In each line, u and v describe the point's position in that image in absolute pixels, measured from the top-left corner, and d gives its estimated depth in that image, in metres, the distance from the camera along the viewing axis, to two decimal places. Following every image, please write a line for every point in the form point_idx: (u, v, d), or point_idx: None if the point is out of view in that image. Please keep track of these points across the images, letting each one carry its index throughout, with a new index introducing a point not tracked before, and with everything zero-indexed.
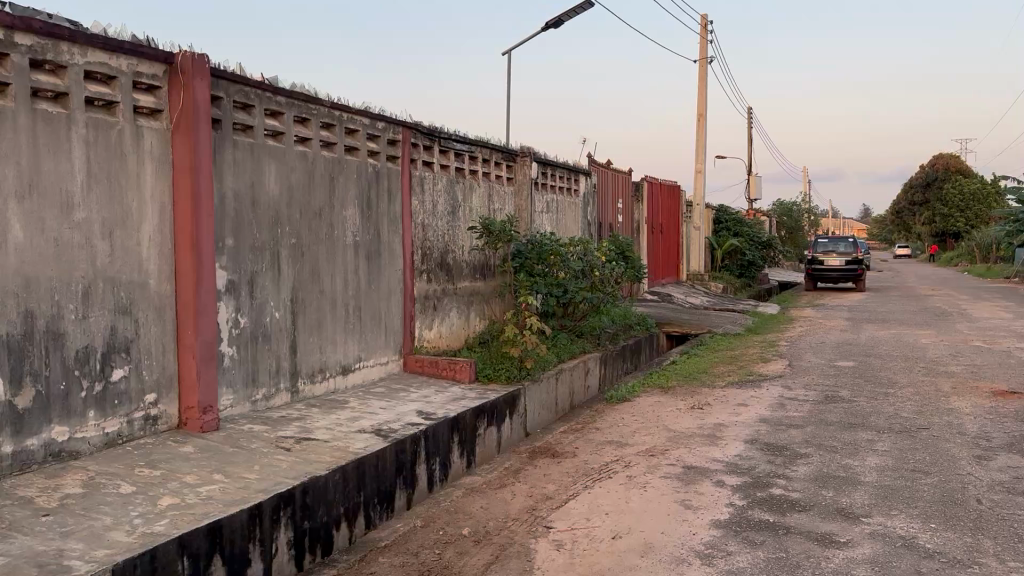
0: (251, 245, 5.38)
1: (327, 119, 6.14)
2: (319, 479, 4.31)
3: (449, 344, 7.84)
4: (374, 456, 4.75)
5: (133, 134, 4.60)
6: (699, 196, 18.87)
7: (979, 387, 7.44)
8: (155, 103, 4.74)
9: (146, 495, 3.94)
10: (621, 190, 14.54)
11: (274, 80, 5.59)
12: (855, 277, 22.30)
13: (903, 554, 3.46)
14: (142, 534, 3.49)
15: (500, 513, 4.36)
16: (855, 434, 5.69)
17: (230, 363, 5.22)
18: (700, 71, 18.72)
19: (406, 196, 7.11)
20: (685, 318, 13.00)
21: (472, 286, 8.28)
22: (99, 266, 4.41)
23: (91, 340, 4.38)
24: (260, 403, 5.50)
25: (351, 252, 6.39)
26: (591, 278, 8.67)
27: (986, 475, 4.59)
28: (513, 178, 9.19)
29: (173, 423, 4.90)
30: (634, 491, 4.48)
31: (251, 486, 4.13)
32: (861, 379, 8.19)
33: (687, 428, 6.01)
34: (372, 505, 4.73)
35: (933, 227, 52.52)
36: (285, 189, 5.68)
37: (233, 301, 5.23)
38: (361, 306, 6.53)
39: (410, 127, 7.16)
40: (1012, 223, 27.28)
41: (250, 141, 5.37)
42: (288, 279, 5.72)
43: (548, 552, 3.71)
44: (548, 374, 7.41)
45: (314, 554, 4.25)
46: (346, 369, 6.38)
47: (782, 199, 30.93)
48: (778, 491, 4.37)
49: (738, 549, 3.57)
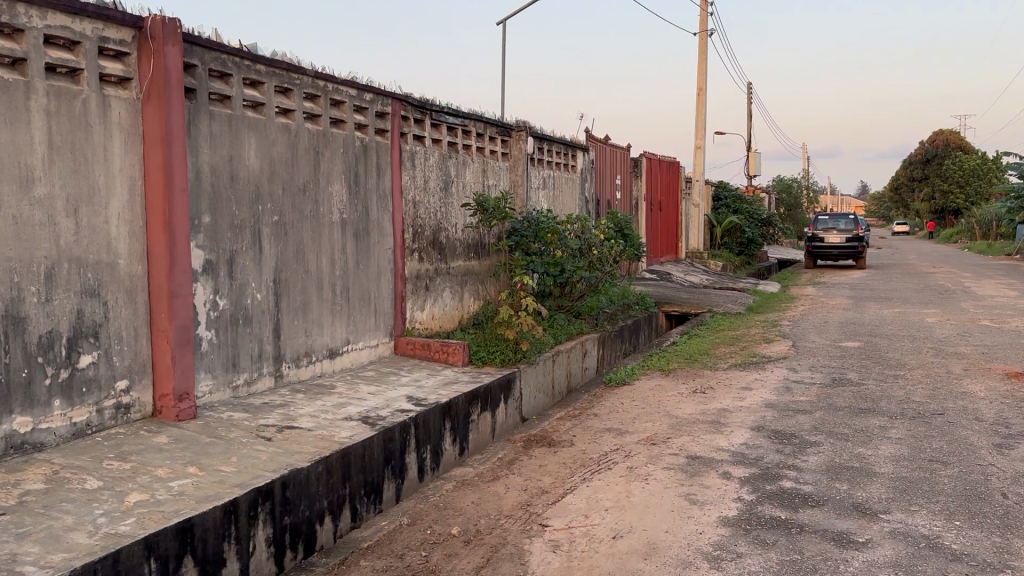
0: (230, 222, 5.08)
1: (311, 89, 5.82)
2: (300, 472, 4.04)
3: (442, 326, 7.58)
4: (361, 446, 4.48)
5: (99, 104, 4.28)
6: (699, 172, 18.57)
7: (992, 369, 7.18)
8: (124, 71, 4.42)
9: (113, 491, 3.66)
10: (620, 166, 14.26)
11: (253, 47, 5.25)
12: (856, 254, 22.00)
13: (929, 557, 3.20)
14: (105, 535, 3.21)
15: (493, 510, 4.10)
16: (867, 420, 5.43)
17: (209, 347, 4.94)
18: (700, 44, 18.35)
19: (397, 170, 6.80)
20: (685, 298, 12.69)
21: (466, 266, 7.99)
22: (64, 245, 4.11)
23: (56, 324, 4.09)
24: (241, 390, 5.23)
25: (337, 230, 6.09)
26: (590, 257, 8.39)
27: (1009, 466, 4.33)
28: (509, 153, 8.88)
29: (147, 411, 4.63)
30: (636, 484, 4.23)
31: (227, 480, 3.85)
32: (868, 360, 7.92)
33: (690, 414, 5.76)
34: (359, 497, 4.47)
35: (932, 205, 52.22)
36: (266, 163, 5.37)
37: (211, 282, 4.94)
38: (349, 286, 6.24)
39: (400, 99, 6.84)
40: (1012, 199, 26.84)
41: (228, 113, 5.06)
42: (271, 258, 5.43)
43: (544, 554, 3.45)
44: (544, 357, 7.13)
45: (295, 552, 3.99)
46: (332, 353, 6.10)
47: (781, 176, 30.63)
48: (789, 484, 4.11)
49: (749, 550, 3.31)
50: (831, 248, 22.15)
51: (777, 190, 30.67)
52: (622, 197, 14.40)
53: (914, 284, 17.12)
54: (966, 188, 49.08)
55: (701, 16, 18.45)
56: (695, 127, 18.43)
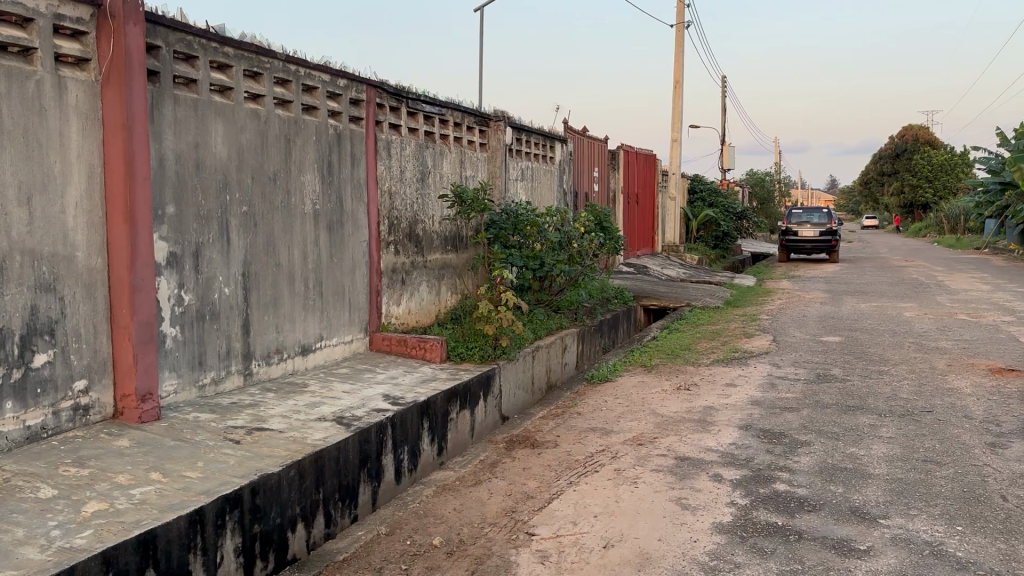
0: (196, 213, 4.82)
1: (282, 74, 5.57)
2: (271, 478, 3.81)
3: (419, 321, 7.36)
4: (335, 448, 4.26)
5: (54, 87, 4.02)
6: (675, 164, 18.46)
7: (975, 364, 7.11)
8: (81, 51, 4.15)
9: (68, 500, 3.40)
10: (598, 158, 14.08)
11: (221, 28, 4.99)
12: (830, 248, 22.07)
13: (933, 565, 3.06)
14: (59, 550, 2.96)
15: (475, 517, 3.91)
16: (856, 418, 5.31)
17: (174, 344, 4.70)
18: (678, 36, 18.24)
19: (372, 160, 6.56)
20: (663, 291, 12.57)
21: (443, 259, 7.76)
22: (16, 237, 3.85)
23: (7, 321, 3.83)
24: (208, 389, 4.98)
25: (310, 221, 5.85)
26: (569, 250, 8.21)
27: (1005, 466, 4.21)
28: (486, 144, 8.67)
29: (107, 413, 4.37)
30: (625, 488, 4.05)
31: (192, 487, 3.62)
32: (850, 355, 7.82)
33: (676, 412, 5.59)
34: (333, 502, 4.25)
35: (902, 199, 52.70)
36: (234, 151, 5.11)
37: (176, 276, 4.69)
38: (322, 280, 6.01)
39: (375, 85, 6.60)
40: (981, 194, 27.03)
41: (194, 97, 4.80)
42: (239, 251, 5.18)
43: (532, 565, 3.26)
44: (524, 353, 6.94)
45: (265, 562, 3.77)
46: (305, 349, 5.87)
47: (754, 170, 30.66)
48: (782, 487, 3.96)
49: (747, 560, 3.14)
50: (805, 242, 22.16)
51: (750, 183, 30.63)
52: (600, 189, 14.20)
53: (887, 277, 17.19)
54: (935, 182, 49.58)
55: (677, 6, 18.31)
56: (671, 120, 18.31)
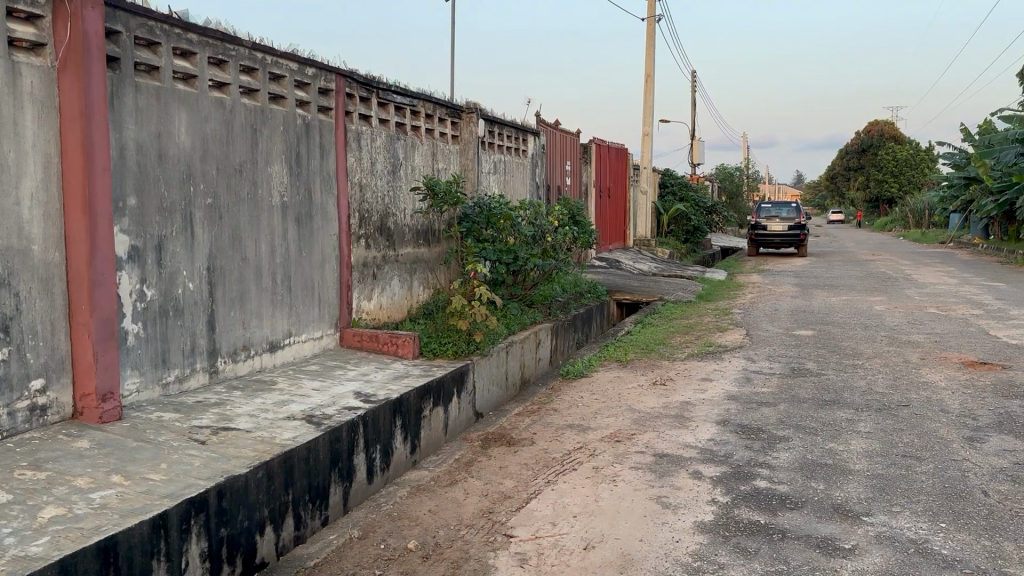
0: (158, 205, 4.65)
1: (247, 62, 5.39)
2: (238, 479, 3.66)
3: (390, 316, 7.22)
4: (305, 448, 4.13)
5: (8, 72, 3.82)
6: (647, 158, 18.43)
7: (948, 358, 7.13)
8: (37, 36, 3.95)
9: (24, 506, 3.24)
10: (570, 152, 13.97)
11: (184, 14, 4.81)
12: (798, 242, 22.19)
13: (919, 564, 3.01)
14: (13, 558, 2.80)
15: (452, 519, 3.80)
16: (833, 413, 5.27)
17: (136, 342, 4.53)
18: (649, 29, 18.20)
19: (341, 152, 6.41)
20: (636, 286, 12.51)
21: (415, 253, 7.63)
22: None
23: None
24: (172, 387, 4.82)
25: (278, 214, 5.69)
26: (542, 244, 8.11)
27: (985, 461, 4.19)
28: (459, 136, 8.54)
29: (66, 413, 4.19)
30: (604, 487, 3.97)
31: (156, 490, 3.46)
32: (824, 349, 7.82)
33: (653, 408, 5.52)
34: (303, 504, 4.11)
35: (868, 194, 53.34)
36: (198, 141, 4.94)
37: (138, 270, 4.52)
38: (291, 275, 5.85)
39: (343, 75, 6.45)
40: (946, 189, 27.39)
41: (157, 85, 4.62)
42: (204, 244, 5.02)
43: (511, 568, 3.17)
44: (498, 349, 6.83)
45: (233, 566, 3.63)
46: (273, 346, 5.71)
47: (723, 165, 30.78)
48: (763, 484, 3.90)
49: (731, 561, 3.07)
50: (774, 237, 22.28)
51: (720, 177, 30.78)
52: (572, 183, 14.13)
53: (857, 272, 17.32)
54: (901, 178, 50.24)
55: None
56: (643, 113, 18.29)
